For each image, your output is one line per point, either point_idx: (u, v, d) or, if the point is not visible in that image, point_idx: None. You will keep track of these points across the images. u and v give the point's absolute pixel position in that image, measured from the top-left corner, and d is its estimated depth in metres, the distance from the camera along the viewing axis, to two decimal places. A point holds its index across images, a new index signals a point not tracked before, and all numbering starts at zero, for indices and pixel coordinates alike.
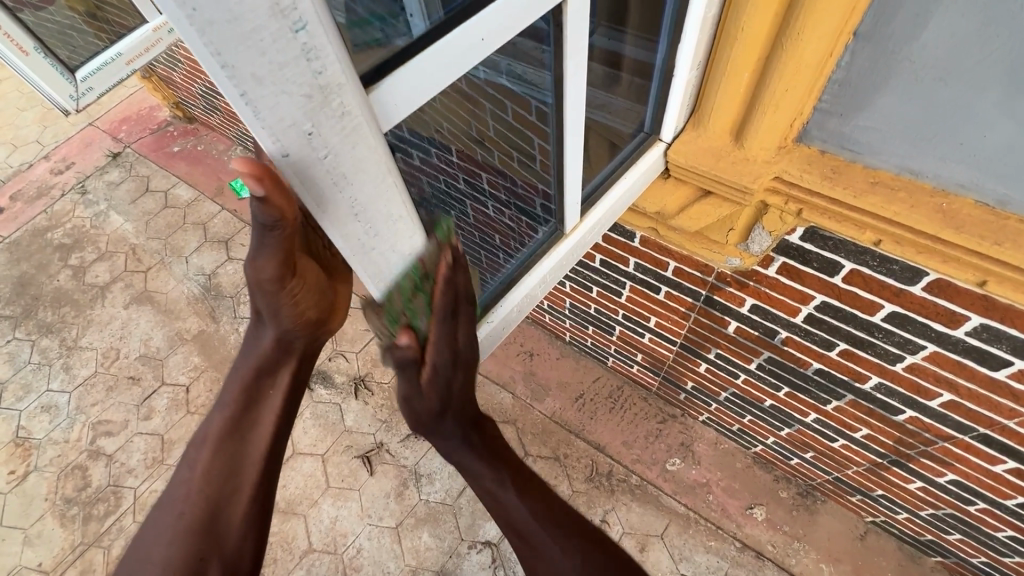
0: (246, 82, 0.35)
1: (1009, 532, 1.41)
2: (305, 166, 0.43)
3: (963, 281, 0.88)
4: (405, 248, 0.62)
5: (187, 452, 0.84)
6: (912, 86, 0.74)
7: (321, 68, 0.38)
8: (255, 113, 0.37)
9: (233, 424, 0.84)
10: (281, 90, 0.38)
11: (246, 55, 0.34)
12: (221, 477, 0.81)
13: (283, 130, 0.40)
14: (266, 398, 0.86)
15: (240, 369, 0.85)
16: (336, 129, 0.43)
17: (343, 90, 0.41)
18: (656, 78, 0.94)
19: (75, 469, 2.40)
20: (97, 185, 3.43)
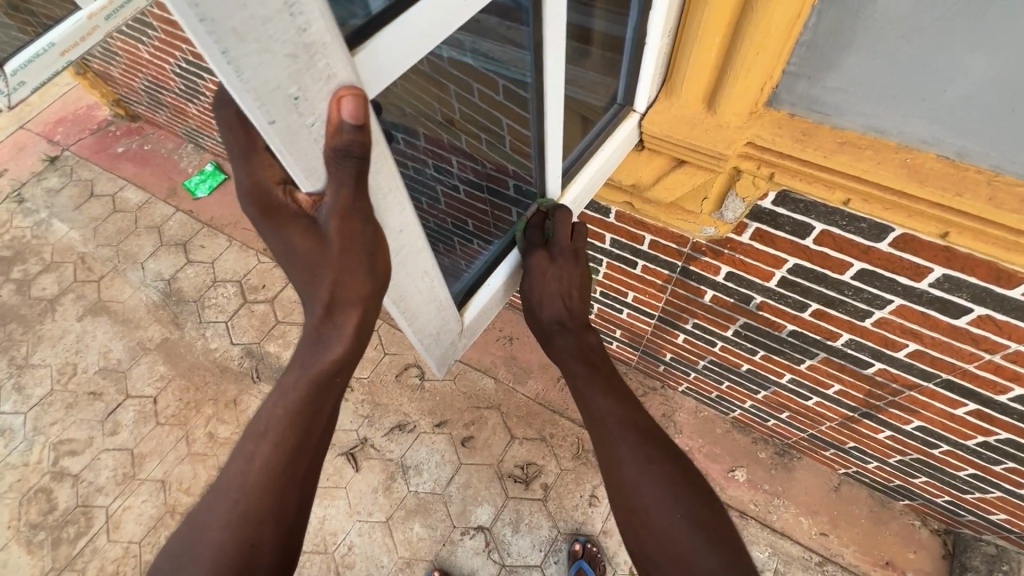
0: (226, 38, 0.32)
1: (971, 471, 1.51)
2: (291, 133, 0.40)
3: (927, 234, 0.92)
4: (397, 224, 0.59)
5: (246, 432, 0.72)
6: (880, 45, 0.76)
7: (306, 25, 0.35)
8: (237, 74, 0.34)
9: (300, 418, 0.70)
10: (265, 48, 0.35)
11: (225, 7, 0.31)
12: (279, 473, 0.70)
13: (268, 95, 0.37)
14: (334, 387, 0.72)
15: (305, 355, 0.69)
16: (324, 92, 0.40)
17: (329, 51, 0.38)
18: (627, 50, 0.94)
19: (39, 493, 2.27)
20: (35, 192, 3.20)
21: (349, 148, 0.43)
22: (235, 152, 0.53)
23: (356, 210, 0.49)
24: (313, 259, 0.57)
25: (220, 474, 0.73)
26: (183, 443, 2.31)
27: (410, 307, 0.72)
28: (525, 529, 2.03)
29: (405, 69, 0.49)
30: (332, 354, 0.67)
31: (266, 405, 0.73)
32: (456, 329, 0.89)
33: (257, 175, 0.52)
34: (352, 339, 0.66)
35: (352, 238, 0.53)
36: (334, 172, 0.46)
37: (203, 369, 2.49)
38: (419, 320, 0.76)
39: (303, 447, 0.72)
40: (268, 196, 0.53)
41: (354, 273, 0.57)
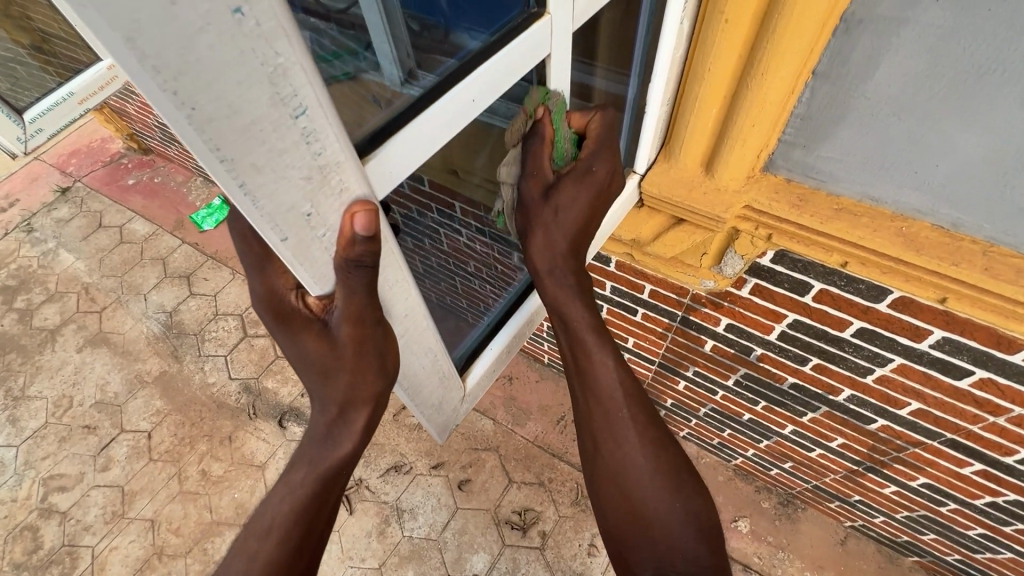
0: (245, 173, 0.33)
1: (980, 530, 1.47)
2: (304, 246, 0.41)
3: (925, 298, 0.93)
4: (402, 309, 0.60)
5: (250, 529, 0.71)
6: (877, 123, 0.78)
7: (320, 149, 0.36)
8: (255, 202, 0.35)
9: (305, 514, 0.70)
10: (280, 175, 0.36)
11: (246, 146, 0.32)
12: (283, 571, 0.68)
13: (282, 216, 0.38)
14: (340, 481, 0.72)
15: (313, 453, 0.69)
16: (335, 204, 0.41)
17: (342, 168, 0.39)
18: (628, 115, 0.97)
19: (25, 531, 2.23)
20: (44, 222, 3.25)
21: (360, 259, 0.45)
22: (249, 260, 0.54)
23: (367, 315, 0.51)
24: (325, 361, 0.58)
25: (220, 572, 0.72)
26: (174, 481, 2.27)
27: (416, 385, 0.73)
28: None
29: (415, 165, 0.51)
30: (340, 451, 0.68)
31: (270, 500, 0.72)
32: (458, 397, 0.89)
33: (271, 283, 0.54)
34: (361, 435, 0.67)
35: (364, 341, 0.54)
36: (345, 281, 0.47)
37: (199, 404, 2.47)
38: (423, 396, 0.77)
39: (305, 542, 0.70)
40: (282, 304, 0.54)
41: (365, 372, 0.58)
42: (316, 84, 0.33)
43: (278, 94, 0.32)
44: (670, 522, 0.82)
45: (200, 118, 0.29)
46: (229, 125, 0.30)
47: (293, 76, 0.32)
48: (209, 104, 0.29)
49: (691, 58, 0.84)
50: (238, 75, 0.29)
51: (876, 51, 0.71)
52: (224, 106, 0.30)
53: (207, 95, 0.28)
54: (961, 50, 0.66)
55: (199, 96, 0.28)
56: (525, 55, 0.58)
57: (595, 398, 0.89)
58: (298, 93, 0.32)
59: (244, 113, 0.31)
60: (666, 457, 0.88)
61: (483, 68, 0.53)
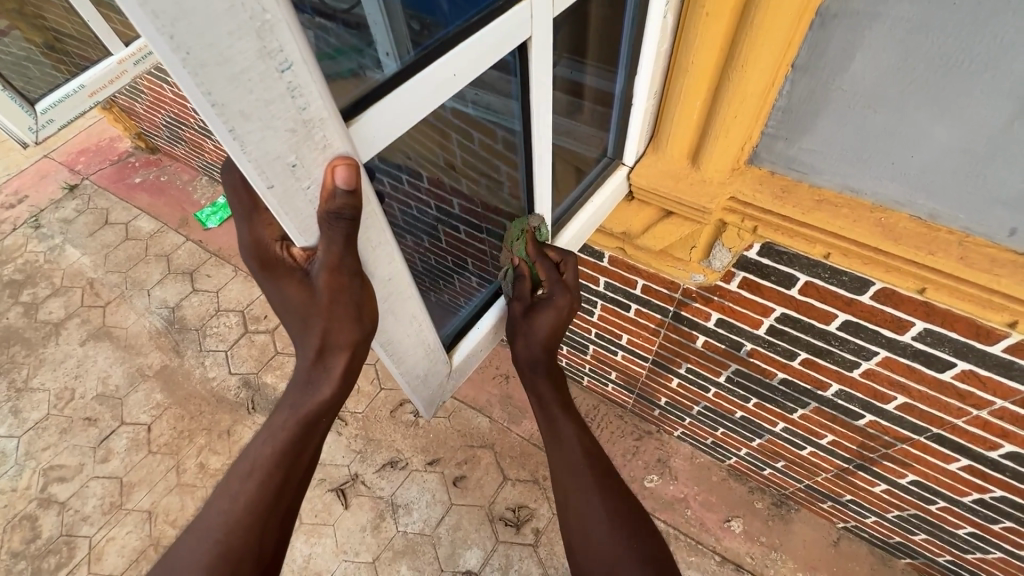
0: (234, 119, 0.36)
1: (969, 529, 1.48)
2: (290, 197, 0.44)
3: (905, 288, 0.95)
4: (384, 273, 0.62)
5: (231, 470, 0.74)
6: (853, 113, 0.81)
7: (306, 104, 0.39)
8: (242, 148, 0.38)
9: (287, 457, 0.73)
10: (267, 125, 0.39)
11: (235, 93, 0.35)
12: (263, 510, 0.72)
13: (269, 164, 0.40)
14: (320, 427, 0.74)
15: (294, 398, 0.71)
16: (320, 158, 0.44)
17: (325, 124, 0.42)
18: (616, 108, 0.99)
19: (24, 520, 2.25)
20: (52, 218, 3.31)
21: (340, 212, 0.47)
22: (241, 210, 0.57)
23: (345, 263, 0.53)
24: (306, 311, 0.61)
25: (202, 512, 0.74)
26: (173, 474, 2.30)
27: (399, 349, 0.74)
28: None
29: (396, 134, 0.54)
30: (321, 397, 0.70)
31: (252, 444, 0.74)
32: (445, 369, 0.90)
33: (259, 233, 0.57)
34: (339, 382, 0.69)
35: (339, 290, 0.56)
36: (328, 232, 0.50)
37: (199, 398, 2.50)
38: (410, 363, 0.79)
39: (286, 485, 0.74)
40: (267, 250, 0.57)
41: (343, 321, 0.60)
42: (300, 42, 0.37)
43: (265, 47, 0.35)
44: (626, 560, 0.84)
45: (193, 62, 0.32)
46: (220, 72, 0.33)
47: (278, 34, 0.35)
48: (200, 49, 0.32)
49: (676, 50, 0.87)
50: (227, 25, 0.32)
51: (851, 44, 0.74)
52: (214, 54, 0.33)
53: (198, 41, 0.31)
54: (929, 41, 0.69)
55: (192, 41, 0.31)
56: (506, 35, 0.61)
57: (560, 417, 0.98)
58: (283, 47, 0.36)
59: (233, 63, 0.34)
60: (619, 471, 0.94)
61: (464, 45, 0.56)
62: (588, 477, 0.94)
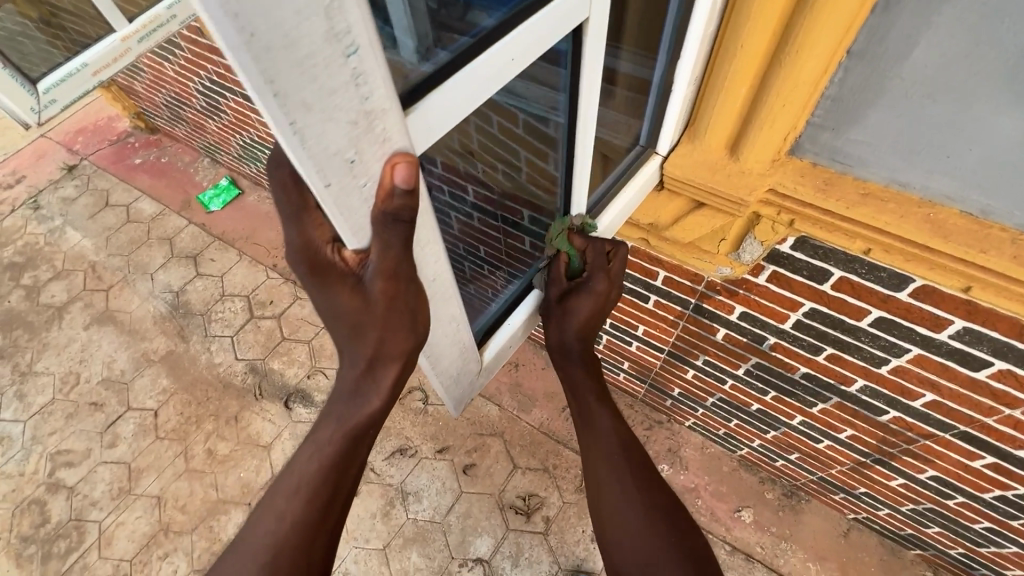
0: (296, 111, 0.32)
1: (986, 524, 1.47)
2: (346, 195, 0.40)
3: (949, 287, 0.91)
4: (431, 273, 0.59)
5: (275, 489, 0.73)
6: (910, 104, 0.76)
7: (368, 93, 0.35)
8: (302, 143, 0.34)
9: (333, 471, 0.71)
10: (328, 117, 0.35)
11: (297, 82, 0.31)
12: (310, 526, 0.70)
13: (328, 160, 0.37)
14: (365, 441, 0.72)
15: (340, 410, 0.69)
16: (378, 153, 0.40)
17: (386, 115, 0.38)
18: (653, 95, 0.95)
19: (32, 504, 2.24)
20: (51, 200, 3.24)
21: (398, 213, 0.44)
22: (286, 211, 0.51)
23: (402, 270, 0.50)
24: (356, 318, 0.57)
25: (247, 529, 0.73)
26: (180, 459, 2.29)
27: (437, 351, 0.72)
28: (525, 564, 1.99)
29: (450, 124, 0.51)
30: (368, 409, 0.68)
31: (298, 460, 0.73)
32: (476, 369, 0.88)
33: (309, 234, 0.51)
34: (388, 394, 0.67)
35: (397, 296, 0.53)
36: (380, 235, 0.46)
37: (205, 384, 2.48)
38: (444, 364, 0.76)
39: (333, 497, 0.72)
40: (317, 255, 0.52)
41: (396, 330, 0.57)
42: (368, 22, 0.33)
43: (333, 28, 0.31)
44: (663, 550, 0.89)
45: (258, 46, 0.28)
46: (285, 56, 0.30)
47: (346, 13, 0.31)
48: (267, 31, 0.28)
49: (722, 34, 0.82)
50: (295, 3, 0.28)
51: (915, 30, 0.70)
52: (280, 37, 0.29)
53: (264, 22, 0.27)
54: (1005, 27, 0.64)
55: (258, 20, 0.27)
56: (561, 20, 0.56)
57: (596, 448, 1.05)
58: (351, 29, 0.32)
59: (299, 47, 0.30)
60: (659, 497, 0.98)
61: (520, 30, 0.52)
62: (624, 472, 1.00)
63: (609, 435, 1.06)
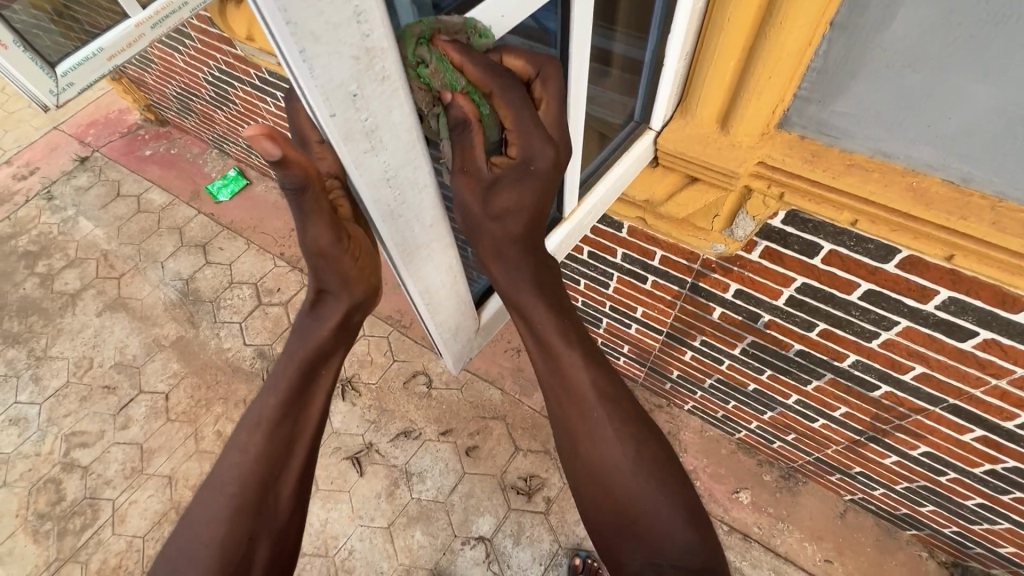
0: (305, 40, 0.37)
1: (978, 500, 1.50)
2: (348, 128, 0.45)
3: (933, 256, 0.94)
4: (426, 220, 0.64)
5: (237, 430, 0.82)
6: (892, 74, 0.79)
7: (368, 31, 0.40)
8: (310, 71, 0.39)
9: (289, 405, 0.82)
10: (333, 50, 0.40)
11: (309, 11, 0.36)
12: (272, 458, 0.81)
13: (333, 91, 0.42)
14: (316, 379, 0.84)
15: (291, 343, 0.81)
16: (377, 90, 0.45)
17: (384, 55, 0.44)
18: (645, 72, 0.99)
19: (48, 483, 2.31)
20: (64, 190, 3.32)
21: None
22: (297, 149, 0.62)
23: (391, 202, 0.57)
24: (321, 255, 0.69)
25: (217, 470, 0.82)
26: (191, 441, 2.35)
27: (434, 300, 0.76)
28: (526, 542, 2.03)
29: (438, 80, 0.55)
30: (315, 341, 0.80)
31: (257, 399, 0.83)
32: (474, 326, 0.92)
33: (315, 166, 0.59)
34: (334, 327, 0.80)
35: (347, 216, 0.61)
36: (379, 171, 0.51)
37: (215, 368, 2.54)
38: (442, 317, 0.81)
39: (290, 433, 0.82)
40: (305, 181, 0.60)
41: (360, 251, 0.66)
42: None
43: None
44: (657, 510, 0.82)
45: None
46: None
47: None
48: None
49: (710, 10, 0.86)
50: None
51: (894, 2, 0.72)
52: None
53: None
54: None
55: None
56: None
57: (570, 401, 0.86)
58: None
59: None
60: (648, 448, 0.86)
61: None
62: (606, 421, 0.85)
63: (585, 388, 0.85)
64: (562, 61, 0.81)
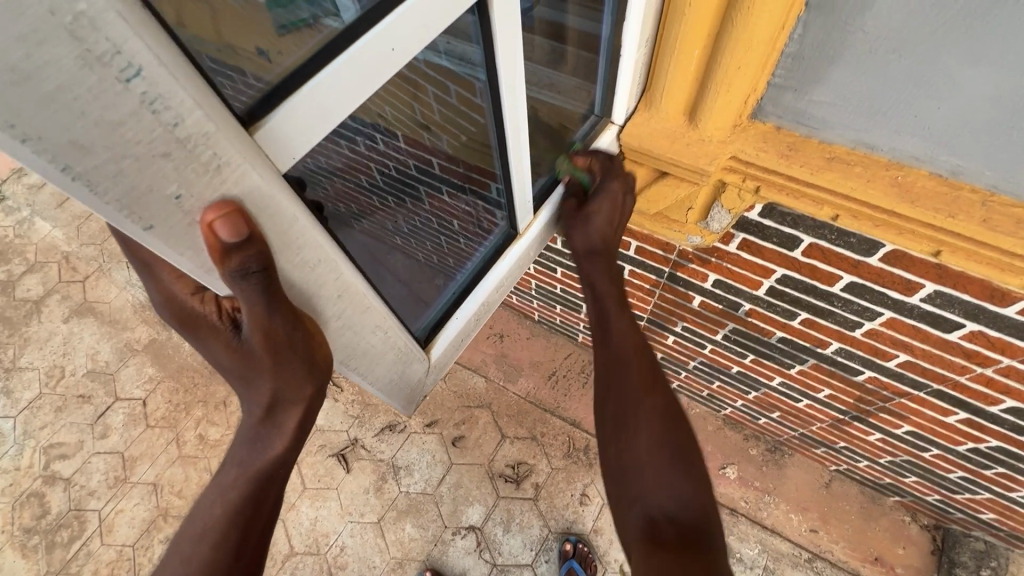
0: (67, 154, 0.31)
1: (961, 473, 1.50)
2: (174, 232, 0.40)
3: (919, 251, 0.88)
4: (332, 290, 0.59)
5: (182, 531, 0.70)
6: (872, 61, 0.70)
7: (175, 119, 0.35)
8: (90, 188, 0.33)
9: (243, 514, 0.69)
10: (124, 155, 0.34)
11: (55, 123, 0.30)
12: (220, 573, 0.68)
13: (138, 200, 0.36)
14: (277, 482, 0.71)
15: (243, 455, 0.68)
16: (210, 183, 0.39)
17: (211, 139, 0.37)
18: (603, 56, 0.90)
19: (31, 497, 2.28)
20: (16, 190, 3.14)
21: (245, 267, 0.44)
22: (143, 267, 0.55)
23: (276, 320, 0.51)
24: (245, 368, 0.59)
25: None
26: (173, 446, 2.31)
27: (364, 362, 0.73)
28: (517, 528, 2.05)
29: (327, 126, 0.48)
30: (273, 453, 0.68)
31: (203, 503, 0.70)
32: (422, 369, 0.89)
33: (168, 287, 0.55)
34: (292, 436, 0.67)
35: (276, 344, 0.54)
36: (240, 291, 0.47)
37: (192, 370, 2.48)
38: (377, 372, 0.77)
39: (245, 542, 0.70)
40: (184, 308, 0.55)
41: (293, 373, 0.59)
42: (145, 40, 0.31)
43: (91, 54, 0.29)
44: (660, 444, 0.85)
45: None
46: (21, 95, 0.28)
47: (108, 31, 0.29)
48: None
49: None
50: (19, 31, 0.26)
51: None
52: (9, 74, 0.27)
53: None
54: None
55: None
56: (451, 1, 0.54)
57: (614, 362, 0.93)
58: (121, 52, 0.30)
59: (44, 81, 0.28)
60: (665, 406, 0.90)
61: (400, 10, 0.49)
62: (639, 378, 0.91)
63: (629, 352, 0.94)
64: (490, 62, 0.72)
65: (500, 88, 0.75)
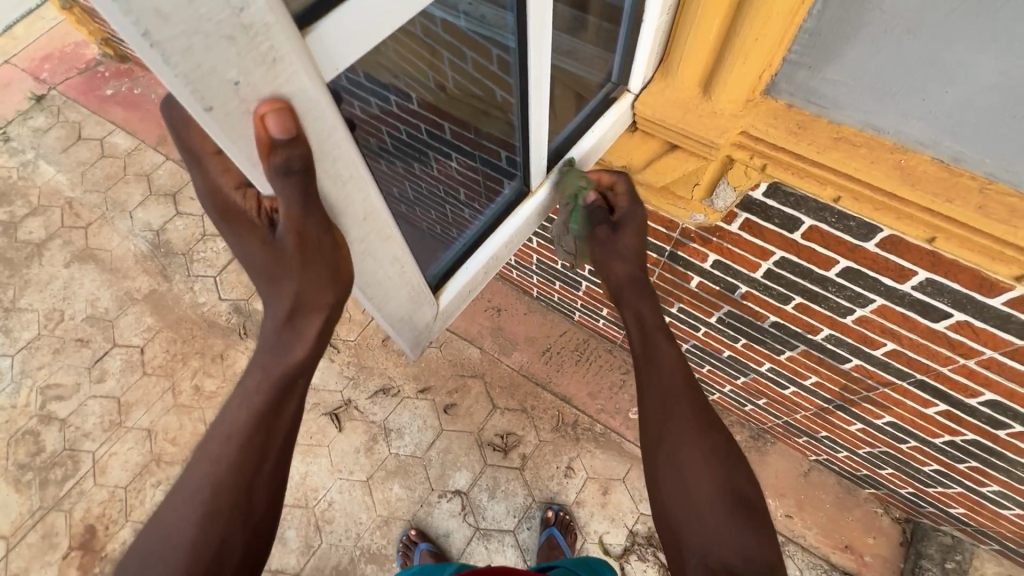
0: (149, 21, 0.33)
1: (935, 466, 1.55)
2: (229, 119, 0.42)
3: (915, 237, 0.90)
4: (360, 212, 0.62)
5: (208, 437, 0.78)
6: (887, 40, 0.72)
7: (242, 4, 0.37)
8: (162, 57, 0.36)
9: (264, 417, 0.76)
10: (195, 31, 0.36)
11: None
12: (245, 470, 0.76)
13: (202, 80, 0.39)
14: (296, 389, 0.77)
15: (268, 358, 0.74)
16: (265, 77, 0.42)
17: (271, 30, 0.40)
18: (625, 24, 0.91)
19: (26, 435, 2.31)
20: (21, 131, 3.11)
21: (290, 164, 0.48)
22: (193, 161, 0.61)
23: (311, 222, 0.55)
24: (275, 268, 0.64)
25: (186, 475, 0.79)
26: (169, 394, 2.35)
27: (381, 291, 0.76)
28: (501, 495, 2.10)
29: (363, 47, 0.50)
30: (293, 358, 0.73)
31: (229, 409, 0.78)
32: (431, 312, 0.92)
33: (216, 180, 0.61)
34: (312, 343, 0.72)
35: (307, 243, 0.58)
36: (281, 189, 0.50)
37: (191, 322, 2.50)
38: (390, 305, 0.81)
39: (266, 448, 0.77)
40: (228, 201, 0.61)
41: (317, 277, 0.63)
42: None
43: None
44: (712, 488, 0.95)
45: None
46: None
47: None
48: None
49: None
50: None
51: None
52: None
53: None
54: None
55: None
56: None
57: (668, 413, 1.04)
58: None
59: None
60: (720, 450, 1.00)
61: None
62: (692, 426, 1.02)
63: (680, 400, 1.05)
64: (519, 25, 0.73)
65: (528, 56, 0.76)
